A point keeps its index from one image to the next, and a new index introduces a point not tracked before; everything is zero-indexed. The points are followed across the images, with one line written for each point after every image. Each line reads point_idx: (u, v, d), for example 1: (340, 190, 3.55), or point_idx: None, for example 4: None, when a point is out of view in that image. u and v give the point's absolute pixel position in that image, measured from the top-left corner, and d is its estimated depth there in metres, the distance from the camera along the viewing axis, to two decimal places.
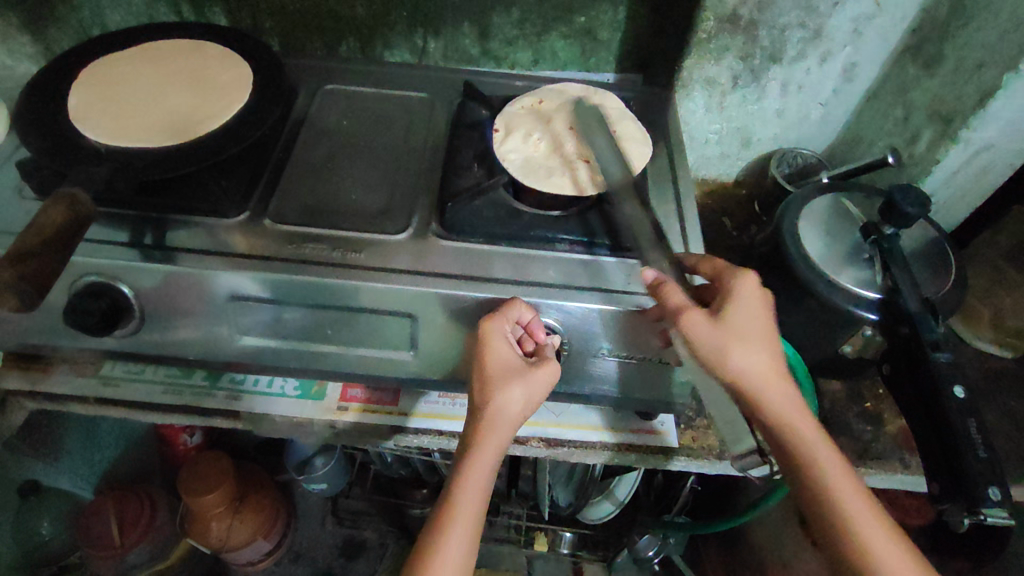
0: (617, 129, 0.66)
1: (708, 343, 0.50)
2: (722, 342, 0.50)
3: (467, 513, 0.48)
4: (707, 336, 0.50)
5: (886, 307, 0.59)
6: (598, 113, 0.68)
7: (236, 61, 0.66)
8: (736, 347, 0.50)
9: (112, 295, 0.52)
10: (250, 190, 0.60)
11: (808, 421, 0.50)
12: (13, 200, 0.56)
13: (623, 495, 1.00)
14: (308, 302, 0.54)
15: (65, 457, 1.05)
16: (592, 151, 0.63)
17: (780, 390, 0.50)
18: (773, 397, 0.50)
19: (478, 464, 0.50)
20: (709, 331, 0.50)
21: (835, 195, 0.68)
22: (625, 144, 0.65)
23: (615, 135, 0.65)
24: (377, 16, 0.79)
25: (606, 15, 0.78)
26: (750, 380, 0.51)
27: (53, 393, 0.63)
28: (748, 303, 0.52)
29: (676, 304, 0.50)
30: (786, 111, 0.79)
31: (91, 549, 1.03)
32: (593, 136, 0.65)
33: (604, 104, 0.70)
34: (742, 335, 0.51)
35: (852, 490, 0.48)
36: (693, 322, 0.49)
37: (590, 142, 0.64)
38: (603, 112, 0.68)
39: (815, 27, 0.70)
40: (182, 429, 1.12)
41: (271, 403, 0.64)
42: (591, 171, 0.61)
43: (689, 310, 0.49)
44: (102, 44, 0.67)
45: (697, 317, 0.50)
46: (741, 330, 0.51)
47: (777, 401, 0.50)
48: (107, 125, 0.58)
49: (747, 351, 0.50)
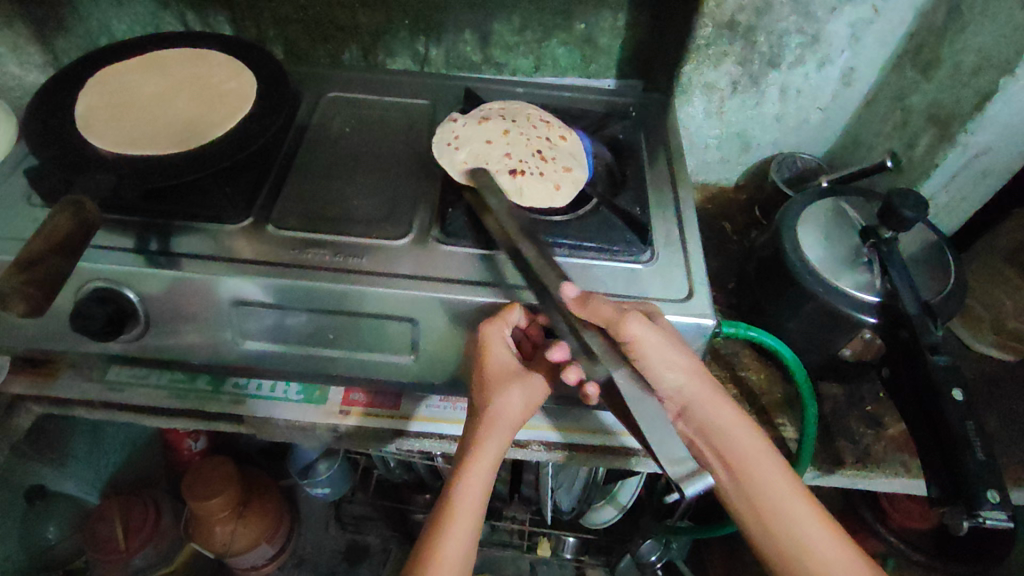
0: (557, 163, 0.63)
1: (653, 347, 0.48)
2: (666, 348, 0.49)
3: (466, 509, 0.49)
4: (652, 338, 0.48)
5: (884, 310, 0.59)
6: (495, 128, 0.66)
7: (239, 69, 0.67)
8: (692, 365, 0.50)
9: (118, 300, 0.53)
10: (253, 196, 0.60)
11: (757, 442, 0.50)
12: (21, 207, 0.57)
13: (627, 500, 1.00)
14: (312, 307, 0.55)
15: (72, 461, 1.06)
16: (519, 160, 0.62)
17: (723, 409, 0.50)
18: (722, 415, 0.50)
19: (481, 459, 0.50)
20: (654, 337, 0.48)
21: (834, 199, 0.69)
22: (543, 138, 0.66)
23: (551, 166, 0.63)
24: (379, 23, 0.80)
25: (606, 21, 0.79)
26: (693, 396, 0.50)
27: (58, 398, 0.63)
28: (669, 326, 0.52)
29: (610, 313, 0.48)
30: (785, 115, 0.80)
31: (96, 553, 1.03)
32: (523, 150, 0.64)
33: (572, 140, 0.67)
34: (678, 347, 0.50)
35: (791, 490, 0.48)
36: (635, 320, 0.48)
37: (524, 152, 0.63)
38: (566, 145, 0.66)
39: (814, 32, 0.70)
40: (187, 434, 1.13)
41: (274, 407, 0.64)
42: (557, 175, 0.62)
43: (628, 310, 0.48)
44: (109, 53, 0.69)
45: (639, 318, 0.48)
46: (679, 342, 0.50)
47: (723, 420, 0.50)
48: (113, 133, 0.59)
49: (682, 362, 0.49)
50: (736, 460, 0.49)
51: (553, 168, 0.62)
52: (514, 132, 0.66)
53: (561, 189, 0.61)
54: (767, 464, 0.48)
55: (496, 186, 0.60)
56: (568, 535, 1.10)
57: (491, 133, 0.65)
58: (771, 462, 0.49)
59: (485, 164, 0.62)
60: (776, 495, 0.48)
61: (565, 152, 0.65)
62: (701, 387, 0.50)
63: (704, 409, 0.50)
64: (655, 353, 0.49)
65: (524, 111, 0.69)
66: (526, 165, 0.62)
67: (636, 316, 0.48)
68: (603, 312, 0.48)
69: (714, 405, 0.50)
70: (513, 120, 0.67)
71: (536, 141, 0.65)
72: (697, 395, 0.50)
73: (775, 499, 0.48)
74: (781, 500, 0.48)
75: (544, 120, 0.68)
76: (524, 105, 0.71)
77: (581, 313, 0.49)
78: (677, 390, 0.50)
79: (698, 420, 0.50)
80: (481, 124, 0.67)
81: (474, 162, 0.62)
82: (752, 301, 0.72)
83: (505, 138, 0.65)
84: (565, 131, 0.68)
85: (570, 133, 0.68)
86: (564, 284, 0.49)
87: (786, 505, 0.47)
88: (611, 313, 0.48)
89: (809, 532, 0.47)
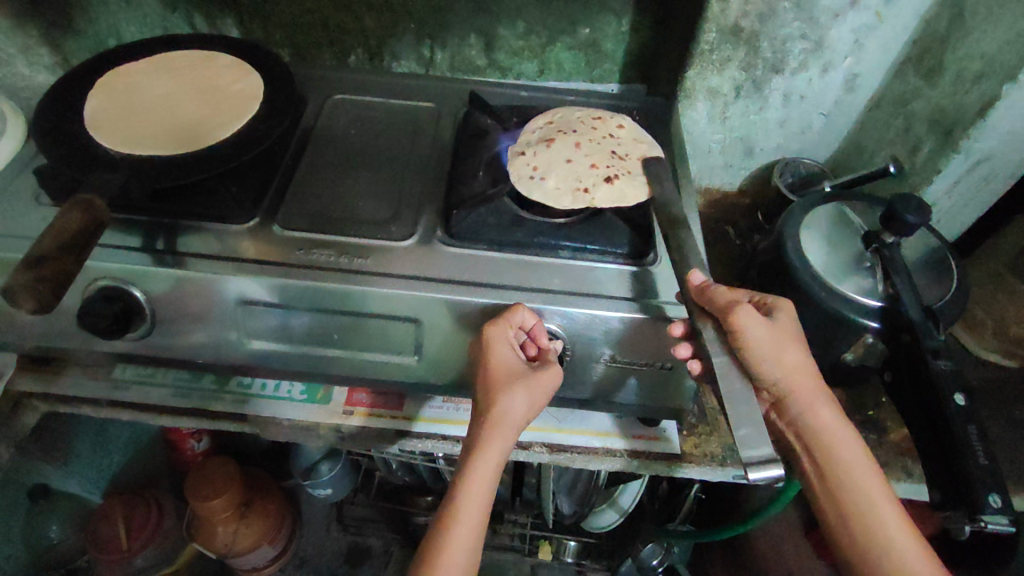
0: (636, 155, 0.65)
1: (761, 342, 0.49)
2: (774, 342, 0.50)
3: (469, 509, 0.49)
4: (760, 333, 0.49)
5: (886, 315, 0.59)
6: (563, 141, 0.65)
7: (247, 71, 0.68)
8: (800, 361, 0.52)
9: (125, 300, 0.54)
10: (260, 196, 0.61)
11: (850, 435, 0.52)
12: (30, 206, 0.57)
13: (628, 503, 1.02)
14: (317, 307, 0.55)
15: (76, 460, 1.07)
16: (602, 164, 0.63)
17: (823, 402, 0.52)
18: (820, 407, 0.52)
19: (484, 463, 0.50)
20: (762, 332, 0.49)
21: (837, 204, 0.69)
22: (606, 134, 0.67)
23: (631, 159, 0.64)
24: (385, 27, 0.80)
25: (610, 26, 0.79)
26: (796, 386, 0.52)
27: (64, 396, 0.64)
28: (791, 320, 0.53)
29: (725, 302, 0.50)
30: (789, 121, 0.80)
31: (99, 552, 1.03)
32: (600, 153, 0.64)
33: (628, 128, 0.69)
34: (787, 340, 0.51)
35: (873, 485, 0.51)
36: (746, 315, 0.49)
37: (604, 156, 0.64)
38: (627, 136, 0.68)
39: (817, 38, 0.70)
40: (190, 434, 1.13)
41: (277, 407, 0.65)
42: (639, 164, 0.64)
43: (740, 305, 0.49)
44: (119, 55, 0.69)
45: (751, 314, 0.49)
46: (788, 338, 0.51)
47: (821, 412, 0.52)
48: (121, 134, 0.60)
49: (790, 357, 0.51)
50: (822, 452, 0.52)
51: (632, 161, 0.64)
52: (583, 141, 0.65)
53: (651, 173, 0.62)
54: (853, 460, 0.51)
55: (601, 198, 0.59)
56: (570, 539, 1.11)
57: (566, 151, 0.64)
58: (863, 460, 0.51)
59: (580, 181, 0.61)
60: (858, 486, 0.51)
61: (629, 140, 0.67)
62: (803, 382, 0.52)
63: (803, 403, 0.52)
64: (764, 347, 0.50)
65: (570, 116, 0.70)
66: (615, 169, 0.62)
67: (747, 311, 0.49)
68: (719, 300, 0.50)
69: (816, 398, 0.52)
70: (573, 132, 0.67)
71: (603, 142, 0.66)
72: (799, 389, 0.52)
73: (862, 495, 0.51)
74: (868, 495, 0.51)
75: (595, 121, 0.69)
76: (566, 111, 0.71)
77: (699, 300, 0.51)
78: (778, 383, 0.51)
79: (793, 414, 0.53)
80: (549, 147, 0.64)
81: (569, 182, 0.60)
82: None
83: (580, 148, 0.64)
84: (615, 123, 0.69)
85: (621, 122, 0.69)
86: (692, 271, 0.53)
87: (871, 503, 0.51)
88: (722, 302, 0.50)
89: (888, 533, 0.50)
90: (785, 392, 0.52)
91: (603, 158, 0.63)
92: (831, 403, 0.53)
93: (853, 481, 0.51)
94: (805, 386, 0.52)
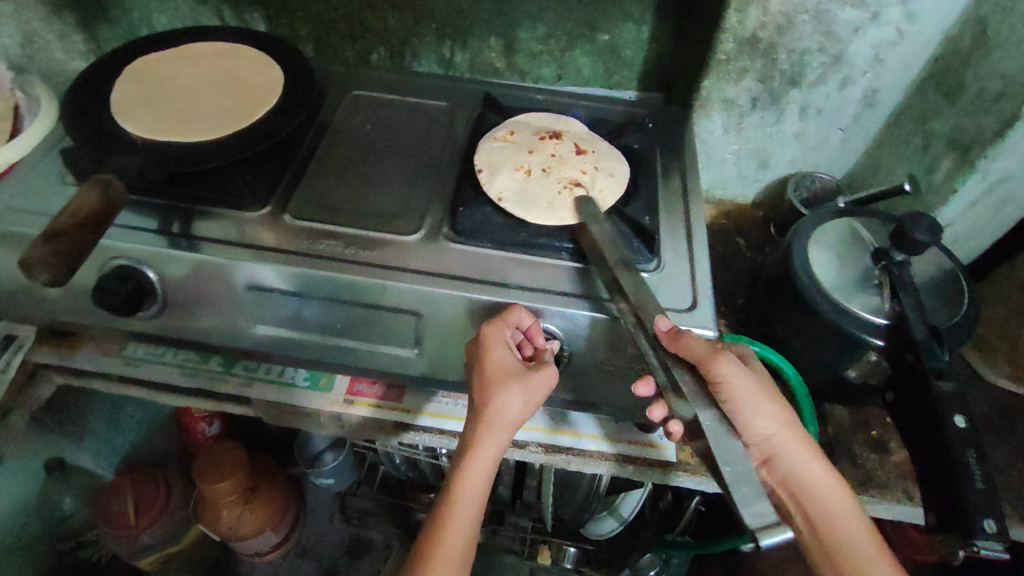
0: (597, 151, 0.67)
1: (741, 390, 0.50)
2: (754, 392, 0.50)
3: (465, 508, 0.50)
4: (742, 381, 0.50)
5: (892, 333, 0.59)
6: (536, 169, 0.64)
7: (268, 63, 0.69)
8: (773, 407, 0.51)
9: (137, 278, 0.56)
10: (273, 185, 0.62)
11: (831, 482, 0.51)
12: (55, 185, 0.59)
13: (629, 511, 1.01)
14: (327, 296, 0.56)
15: (90, 435, 1.10)
16: (582, 176, 0.64)
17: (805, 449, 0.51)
18: (803, 454, 0.51)
19: (476, 466, 0.51)
20: (743, 379, 0.50)
21: (847, 221, 0.69)
22: (558, 143, 0.68)
23: (598, 155, 0.67)
24: (407, 26, 0.82)
25: (630, 34, 0.80)
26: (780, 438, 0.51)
27: (78, 369, 0.66)
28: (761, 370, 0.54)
29: (706, 349, 0.49)
30: (805, 134, 0.79)
31: (107, 525, 1.05)
32: (576, 162, 0.65)
33: (574, 128, 0.71)
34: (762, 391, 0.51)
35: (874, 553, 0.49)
36: (726, 362, 0.49)
37: (578, 167, 0.65)
38: (575, 138, 0.69)
39: (835, 52, 0.70)
40: (201, 418, 1.16)
41: (280, 392, 0.66)
42: (604, 151, 0.68)
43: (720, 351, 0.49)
44: (149, 44, 0.72)
45: (730, 359, 0.49)
46: (767, 386, 0.52)
47: (806, 460, 0.51)
48: (143, 119, 0.61)
49: (771, 407, 0.51)
50: (812, 502, 0.51)
51: (595, 151, 0.67)
52: (554, 165, 0.65)
53: (621, 163, 0.66)
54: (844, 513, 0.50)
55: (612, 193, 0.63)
56: (569, 544, 1.10)
57: (552, 179, 0.63)
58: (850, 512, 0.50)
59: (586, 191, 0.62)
60: (844, 532, 0.50)
61: (579, 138, 0.69)
62: (787, 435, 0.51)
63: (789, 456, 0.51)
64: (746, 397, 0.50)
65: (507, 134, 0.69)
66: (594, 166, 0.65)
67: (728, 357, 0.49)
68: (696, 350, 0.49)
69: (798, 444, 0.51)
70: (536, 155, 0.66)
71: (564, 151, 0.67)
72: (784, 439, 0.51)
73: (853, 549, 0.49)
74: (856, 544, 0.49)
75: (538, 138, 0.68)
76: (493, 135, 0.69)
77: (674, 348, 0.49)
78: (767, 437, 0.51)
79: (784, 469, 0.51)
80: (534, 180, 0.63)
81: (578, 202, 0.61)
82: (761, 317, 0.72)
83: (556, 170, 0.65)
84: (558, 131, 0.70)
85: (558, 130, 0.70)
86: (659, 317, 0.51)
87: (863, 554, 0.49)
88: (704, 350, 0.49)
89: None
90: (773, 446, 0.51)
91: (578, 165, 0.65)
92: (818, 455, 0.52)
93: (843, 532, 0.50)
94: (789, 440, 0.51)
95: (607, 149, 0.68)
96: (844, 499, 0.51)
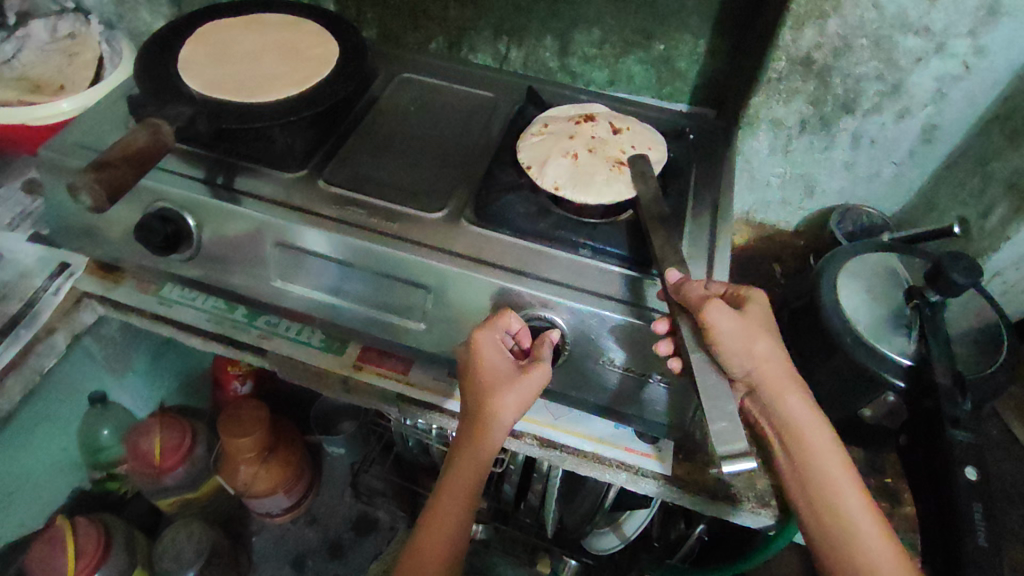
0: (634, 127, 0.69)
1: (732, 333, 0.49)
2: (745, 333, 0.50)
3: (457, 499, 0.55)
4: (731, 326, 0.49)
5: (915, 376, 0.56)
6: (582, 150, 0.64)
7: (327, 38, 0.73)
8: (763, 350, 0.50)
9: (177, 223, 0.60)
10: (312, 151, 0.65)
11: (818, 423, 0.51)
12: (118, 128, 0.65)
13: (630, 532, 0.99)
14: (344, 260, 0.59)
15: (131, 375, 1.17)
16: (624, 153, 0.65)
17: (791, 388, 0.51)
18: (787, 395, 0.51)
19: (466, 466, 0.54)
20: (733, 325, 0.49)
21: (887, 256, 0.66)
22: (592, 125, 0.68)
23: (634, 132, 0.68)
24: (467, 19, 0.84)
25: (685, 45, 0.80)
26: (768, 371, 0.51)
27: (119, 301, 0.70)
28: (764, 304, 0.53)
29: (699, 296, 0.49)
30: (856, 165, 0.77)
31: (136, 462, 1.12)
32: (616, 139, 0.66)
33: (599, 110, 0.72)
34: (757, 328, 0.51)
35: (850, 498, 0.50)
36: (716, 312, 0.48)
37: (619, 144, 0.66)
38: (608, 119, 0.70)
39: (894, 81, 0.67)
40: (234, 376, 1.22)
41: (295, 350, 0.68)
42: (635, 128, 0.70)
43: (710, 301, 0.48)
44: (225, 11, 0.77)
45: (720, 307, 0.48)
46: (760, 325, 0.51)
47: (788, 402, 0.51)
48: (203, 76, 0.66)
49: (760, 348, 0.50)
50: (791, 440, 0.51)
51: (630, 129, 0.69)
52: (596, 145, 0.65)
53: (655, 136, 0.69)
54: (825, 454, 0.50)
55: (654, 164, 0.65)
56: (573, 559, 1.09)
57: (600, 157, 0.64)
58: (831, 454, 0.50)
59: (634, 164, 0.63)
60: (825, 474, 0.50)
61: (609, 116, 0.71)
62: (776, 373, 0.51)
63: (772, 396, 0.51)
64: (738, 339, 0.49)
65: (542, 123, 0.69)
66: (630, 141, 0.67)
67: (718, 303, 0.49)
68: (691, 297, 0.50)
69: (785, 384, 0.51)
70: (577, 138, 0.66)
71: (601, 131, 0.67)
72: (770, 378, 0.51)
73: (830, 493, 0.50)
74: (832, 486, 0.50)
75: (574, 123, 0.68)
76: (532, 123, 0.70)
77: (676, 295, 0.51)
78: (749, 373, 0.51)
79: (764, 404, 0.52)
80: (583, 160, 0.63)
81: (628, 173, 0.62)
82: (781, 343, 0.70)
83: (600, 149, 0.65)
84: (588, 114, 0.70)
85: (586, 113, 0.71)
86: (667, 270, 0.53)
87: (840, 498, 0.50)
88: (696, 297, 0.50)
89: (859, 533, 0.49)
90: (756, 383, 0.51)
91: (618, 142, 0.66)
92: (804, 396, 0.51)
93: (823, 475, 0.50)
94: (774, 377, 0.51)
95: (636, 124, 0.70)
96: (826, 441, 0.51)
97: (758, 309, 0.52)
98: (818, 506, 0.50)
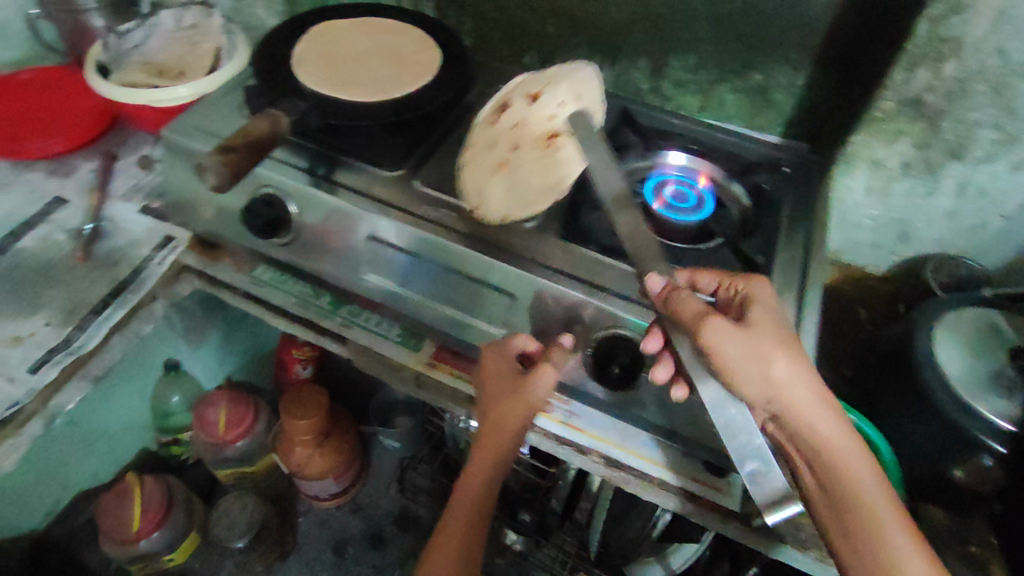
0: (547, 87, 0.65)
1: (736, 354, 0.47)
2: (754, 354, 0.47)
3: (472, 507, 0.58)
4: (735, 344, 0.47)
5: (1018, 442, 0.54)
6: (517, 155, 0.62)
7: (431, 45, 0.76)
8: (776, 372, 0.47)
9: (280, 209, 0.63)
10: (410, 151, 0.67)
11: (850, 445, 0.48)
12: (233, 115, 0.69)
13: (675, 565, 0.98)
14: (435, 259, 0.61)
15: (206, 347, 1.23)
16: (550, 131, 0.62)
17: (816, 409, 0.48)
18: (813, 416, 0.48)
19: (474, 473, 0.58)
20: (736, 343, 0.47)
21: (987, 310, 0.63)
22: (512, 111, 0.65)
23: (548, 92, 0.65)
24: (562, 36, 0.86)
25: (785, 76, 0.76)
26: (790, 395, 0.47)
27: (216, 277, 0.74)
28: (771, 318, 0.50)
29: (692, 314, 0.47)
30: (960, 213, 0.74)
31: (201, 431, 1.17)
32: (527, 116, 0.63)
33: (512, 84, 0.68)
34: (767, 344, 0.48)
35: (888, 518, 0.47)
36: (715, 330, 0.47)
37: (539, 121, 0.63)
38: (520, 92, 0.66)
39: (1012, 131, 0.66)
40: (297, 359, 1.27)
41: (372, 340, 0.69)
42: (552, 83, 0.66)
43: (708, 320, 0.47)
44: (335, 14, 0.81)
45: (721, 324, 0.47)
46: (769, 340, 0.48)
47: (817, 425, 0.48)
48: (314, 74, 0.69)
49: (777, 366, 0.47)
50: (820, 465, 0.48)
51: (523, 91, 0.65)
52: (517, 137, 0.63)
53: (586, 83, 0.67)
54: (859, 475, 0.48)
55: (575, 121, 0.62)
56: None
57: (535, 154, 0.62)
58: (864, 473, 0.48)
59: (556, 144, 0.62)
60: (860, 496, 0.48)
61: (524, 85, 0.67)
62: (799, 394, 0.47)
63: (799, 419, 0.48)
64: (746, 358, 0.47)
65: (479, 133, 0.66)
66: (545, 109, 0.63)
67: (718, 322, 0.47)
68: (686, 314, 0.47)
69: (808, 405, 0.47)
70: (504, 141, 0.63)
71: (519, 115, 0.64)
72: (794, 400, 0.47)
73: (867, 516, 0.47)
74: (870, 507, 0.47)
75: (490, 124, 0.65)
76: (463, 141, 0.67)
77: (666, 310, 0.49)
78: (768, 398, 0.48)
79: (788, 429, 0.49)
80: (531, 167, 0.61)
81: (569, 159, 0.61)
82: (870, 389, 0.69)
83: (522, 141, 0.62)
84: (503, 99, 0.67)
85: (501, 100, 0.67)
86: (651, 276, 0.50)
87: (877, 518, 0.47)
88: (694, 314, 0.47)
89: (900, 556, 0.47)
90: (779, 407, 0.48)
91: (535, 119, 0.63)
92: (832, 415, 0.48)
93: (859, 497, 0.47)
94: (800, 396, 0.47)
95: (572, 83, 0.66)
96: (857, 459, 0.48)
97: (765, 322, 0.49)
98: (854, 532, 0.48)
